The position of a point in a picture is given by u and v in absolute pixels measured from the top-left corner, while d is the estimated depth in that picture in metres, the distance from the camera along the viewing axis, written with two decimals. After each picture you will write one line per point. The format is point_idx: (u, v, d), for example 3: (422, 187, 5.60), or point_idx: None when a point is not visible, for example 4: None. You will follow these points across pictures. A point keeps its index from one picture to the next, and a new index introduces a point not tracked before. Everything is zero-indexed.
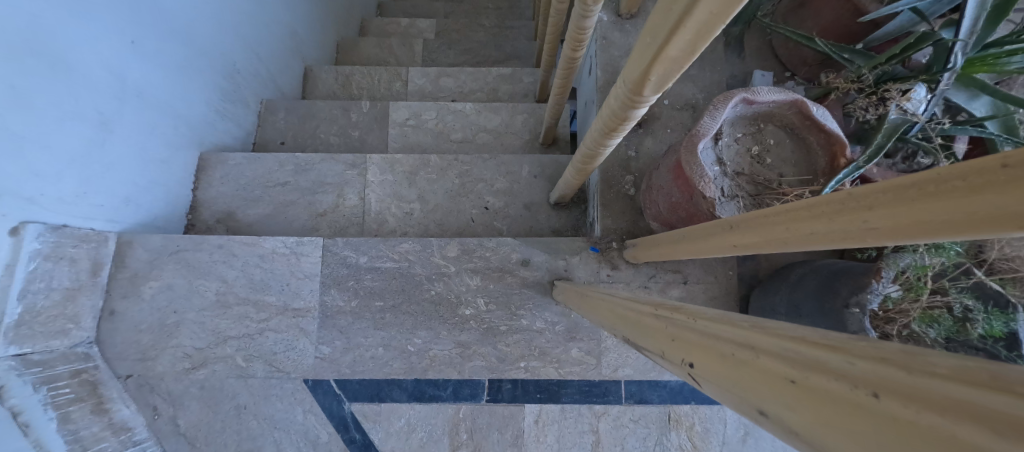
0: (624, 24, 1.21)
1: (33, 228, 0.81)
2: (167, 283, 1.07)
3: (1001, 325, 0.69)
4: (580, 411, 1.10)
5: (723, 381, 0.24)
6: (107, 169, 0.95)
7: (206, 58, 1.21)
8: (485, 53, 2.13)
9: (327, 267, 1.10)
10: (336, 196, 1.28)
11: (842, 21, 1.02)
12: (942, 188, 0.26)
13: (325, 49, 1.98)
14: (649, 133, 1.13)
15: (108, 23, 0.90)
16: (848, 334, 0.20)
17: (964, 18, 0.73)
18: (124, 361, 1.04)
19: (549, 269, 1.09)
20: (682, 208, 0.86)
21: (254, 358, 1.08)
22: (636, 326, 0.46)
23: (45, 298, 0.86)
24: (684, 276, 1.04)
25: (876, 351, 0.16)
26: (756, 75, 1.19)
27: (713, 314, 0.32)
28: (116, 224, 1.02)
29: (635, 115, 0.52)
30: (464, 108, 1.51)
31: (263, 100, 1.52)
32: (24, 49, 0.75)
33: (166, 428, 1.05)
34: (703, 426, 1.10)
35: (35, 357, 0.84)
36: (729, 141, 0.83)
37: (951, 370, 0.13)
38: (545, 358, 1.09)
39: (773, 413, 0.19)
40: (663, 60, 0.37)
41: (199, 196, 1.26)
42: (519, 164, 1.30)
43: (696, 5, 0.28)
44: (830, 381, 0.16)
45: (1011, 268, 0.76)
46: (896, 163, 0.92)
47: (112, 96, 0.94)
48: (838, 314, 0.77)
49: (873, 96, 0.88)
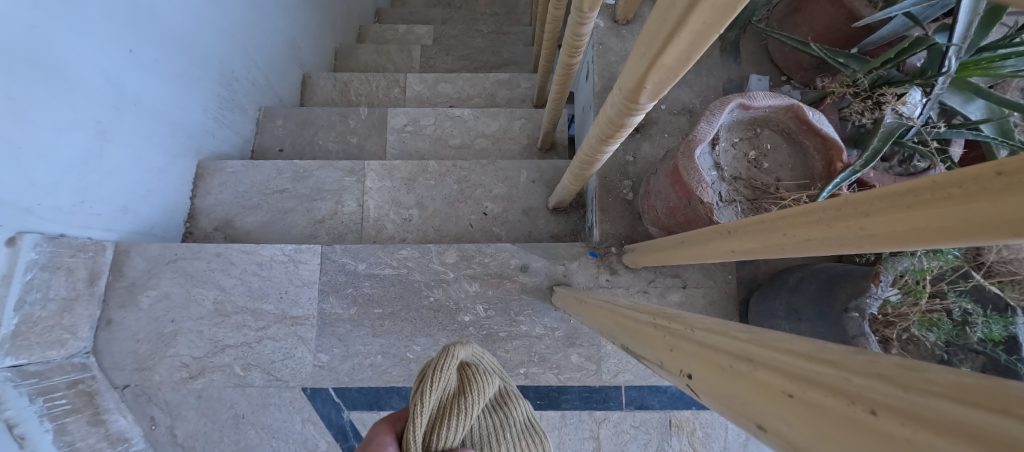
0: (621, 30, 1.22)
1: (31, 238, 0.81)
2: (165, 291, 1.06)
3: (1001, 329, 0.66)
4: (581, 417, 1.09)
5: (723, 394, 0.24)
6: (105, 177, 0.95)
7: (205, 66, 1.22)
8: (483, 59, 2.15)
9: (326, 274, 1.10)
10: (335, 202, 1.28)
11: (836, 26, 1.03)
12: (937, 195, 0.26)
13: (324, 56, 1.99)
14: (646, 138, 1.14)
15: (106, 33, 0.91)
16: (846, 347, 0.20)
17: (957, 22, 0.72)
18: (121, 371, 1.03)
19: (548, 275, 1.09)
20: (680, 213, 0.86)
21: (252, 367, 1.07)
22: (636, 334, 0.46)
23: (42, 308, 0.86)
24: (683, 281, 1.05)
25: (874, 367, 0.16)
26: (754, 79, 1.19)
27: (711, 324, 0.32)
28: (114, 233, 1.02)
29: (632, 122, 0.52)
30: (462, 113, 1.51)
31: (262, 107, 1.53)
32: (24, 62, 0.75)
33: (164, 438, 1.04)
34: (704, 432, 1.08)
35: (31, 368, 0.84)
36: (726, 147, 0.84)
37: (947, 387, 0.13)
38: (545, 364, 1.09)
39: (772, 429, 0.19)
40: (658, 69, 0.38)
41: (198, 203, 1.26)
42: (518, 170, 1.31)
43: (691, 14, 0.28)
44: (827, 396, 0.16)
45: (1009, 271, 0.77)
46: (892, 167, 0.92)
47: (110, 105, 0.94)
48: (837, 318, 0.76)
49: (868, 100, 0.90)
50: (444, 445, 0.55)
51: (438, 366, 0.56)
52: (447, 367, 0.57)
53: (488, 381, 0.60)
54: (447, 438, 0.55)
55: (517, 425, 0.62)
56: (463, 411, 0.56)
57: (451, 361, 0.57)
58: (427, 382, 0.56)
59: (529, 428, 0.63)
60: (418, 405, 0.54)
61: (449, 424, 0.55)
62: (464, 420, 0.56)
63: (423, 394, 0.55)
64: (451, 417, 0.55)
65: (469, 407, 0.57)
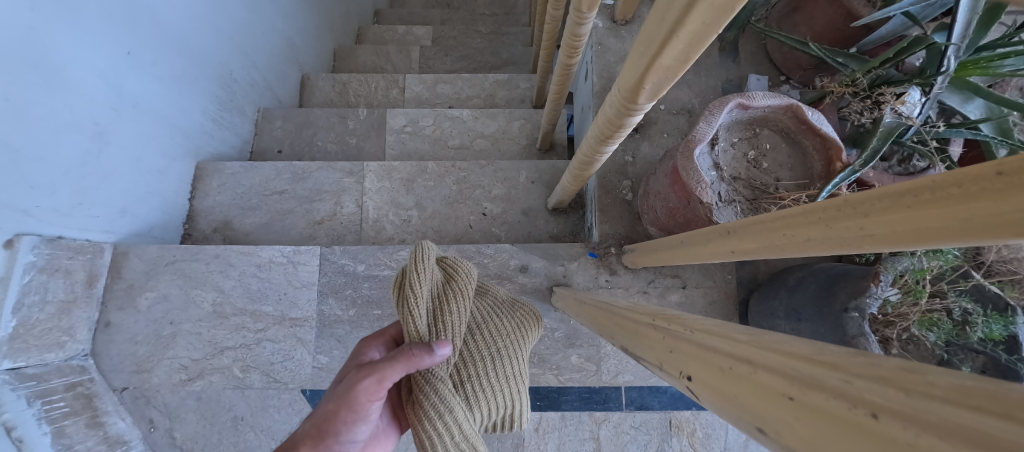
0: (619, 30, 1.22)
1: (28, 240, 0.81)
2: (163, 293, 1.06)
3: (1001, 328, 0.66)
4: (580, 418, 1.09)
5: (723, 396, 0.24)
6: (103, 179, 0.95)
7: (204, 68, 1.22)
8: (482, 60, 2.15)
9: (324, 276, 1.10)
10: (334, 204, 1.28)
11: (835, 26, 1.03)
12: (937, 195, 0.26)
13: (322, 57, 1.99)
14: (645, 138, 1.14)
15: (104, 35, 0.90)
16: (846, 349, 0.19)
17: (956, 22, 0.71)
18: (120, 373, 1.02)
19: (548, 275, 1.09)
20: (680, 213, 0.85)
21: (251, 369, 1.07)
22: (636, 335, 0.45)
23: (40, 311, 0.86)
24: (683, 281, 1.05)
25: (875, 369, 0.16)
26: (752, 79, 1.19)
27: (711, 324, 0.32)
28: (111, 235, 1.01)
29: (631, 122, 0.52)
30: (461, 114, 1.51)
31: (260, 108, 1.53)
32: (22, 64, 0.75)
33: (162, 441, 1.03)
34: (704, 432, 1.08)
35: (30, 370, 0.84)
36: (725, 147, 0.84)
37: (949, 391, 0.13)
38: (545, 365, 1.09)
39: (773, 431, 0.19)
40: (657, 69, 0.38)
41: (196, 205, 1.26)
42: (517, 170, 1.31)
43: (690, 13, 0.28)
44: (828, 399, 0.16)
45: (1009, 270, 0.77)
46: (891, 166, 0.92)
47: (108, 107, 0.94)
48: (837, 318, 0.75)
49: (867, 100, 0.90)
50: (453, 324, 0.61)
51: (418, 261, 0.60)
52: (426, 260, 0.61)
53: (467, 267, 0.67)
54: (451, 317, 0.61)
55: (504, 303, 0.71)
56: (456, 293, 0.63)
57: (427, 256, 0.61)
58: (414, 279, 0.59)
59: (515, 303, 0.72)
60: (415, 298, 0.59)
61: (450, 305, 0.62)
62: (462, 299, 0.63)
63: (416, 288, 0.59)
64: (449, 299, 0.62)
65: (461, 287, 0.64)
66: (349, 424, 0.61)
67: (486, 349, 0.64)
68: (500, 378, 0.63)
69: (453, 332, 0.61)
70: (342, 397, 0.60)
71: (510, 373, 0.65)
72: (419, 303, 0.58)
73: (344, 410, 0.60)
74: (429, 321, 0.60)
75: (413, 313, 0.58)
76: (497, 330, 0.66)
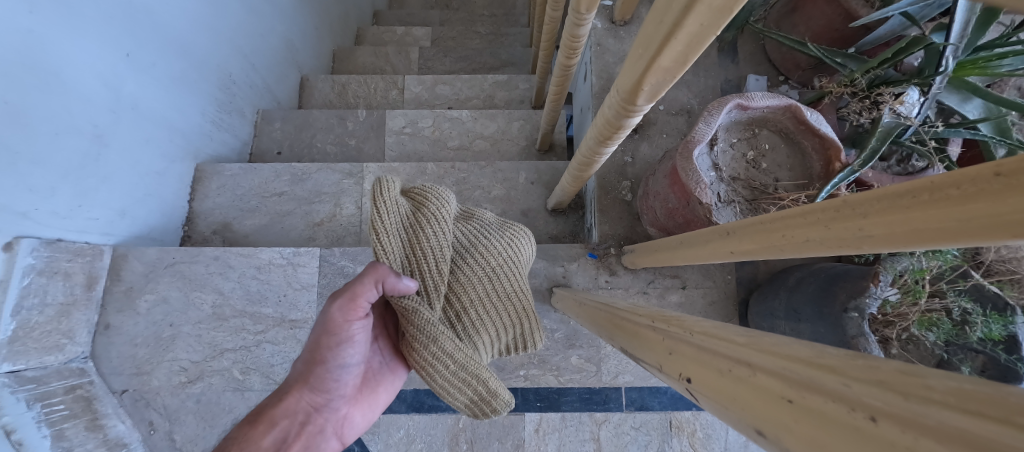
0: (618, 31, 1.22)
1: (27, 243, 0.80)
2: (163, 296, 1.06)
3: (1000, 328, 0.65)
4: (581, 419, 1.09)
5: (723, 398, 0.24)
6: (102, 182, 0.94)
7: (203, 69, 1.22)
8: (481, 61, 2.15)
9: (324, 278, 1.10)
10: (333, 205, 1.28)
11: (833, 26, 1.03)
12: (936, 196, 0.26)
13: (321, 58, 1.99)
14: (644, 139, 1.14)
15: (102, 37, 0.90)
16: (845, 351, 0.19)
17: (954, 21, 0.71)
18: (119, 376, 1.02)
19: (548, 276, 1.09)
20: (679, 213, 0.86)
21: (251, 371, 1.07)
22: (636, 336, 0.45)
23: (40, 314, 0.85)
24: (682, 281, 1.05)
25: (873, 373, 0.16)
26: (751, 80, 1.20)
27: (710, 326, 0.32)
28: (111, 237, 1.01)
29: (629, 123, 0.52)
30: (460, 115, 1.51)
31: (259, 110, 1.53)
32: (21, 66, 0.75)
33: (162, 443, 1.03)
34: (705, 433, 1.08)
35: (29, 373, 0.84)
36: (723, 147, 0.84)
37: (948, 394, 0.13)
38: (545, 366, 1.09)
39: (772, 434, 0.19)
40: (655, 70, 0.38)
41: (196, 207, 1.26)
42: (516, 171, 1.31)
43: (687, 15, 0.28)
44: (827, 402, 0.16)
45: (1007, 270, 0.78)
46: (890, 166, 0.93)
47: (108, 109, 0.94)
48: (837, 318, 0.75)
49: (866, 100, 0.90)
50: (433, 245, 0.64)
51: (379, 195, 0.63)
52: (389, 192, 0.64)
53: (438, 192, 0.69)
54: (429, 243, 0.64)
55: (492, 224, 0.73)
56: (431, 217, 0.66)
57: (390, 187, 0.64)
58: (379, 213, 0.63)
59: (504, 224, 0.75)
60: (385, 230, 0.62)
61: (426, 228, 0.65)
62: (438, 221, 0.66)
63: (382, 224, 0.62)
64: (423, 222, 0.65)
65: (433, 212, 0.66)
66: (336, 350, 0.65)
67: (480, 270, 0.68)
68: (497, 293, 0.69)
69: (432, 256, 0.64)
70: (322, 323, 0.62)
71: (506, 290, 0.70)
72: (385, 237, 0.62)
73: (326, 336, 0.63)
74: (405, 251, 0.64)
75: (385, 243, 0.62)
76: (485, 248, 0.70)
